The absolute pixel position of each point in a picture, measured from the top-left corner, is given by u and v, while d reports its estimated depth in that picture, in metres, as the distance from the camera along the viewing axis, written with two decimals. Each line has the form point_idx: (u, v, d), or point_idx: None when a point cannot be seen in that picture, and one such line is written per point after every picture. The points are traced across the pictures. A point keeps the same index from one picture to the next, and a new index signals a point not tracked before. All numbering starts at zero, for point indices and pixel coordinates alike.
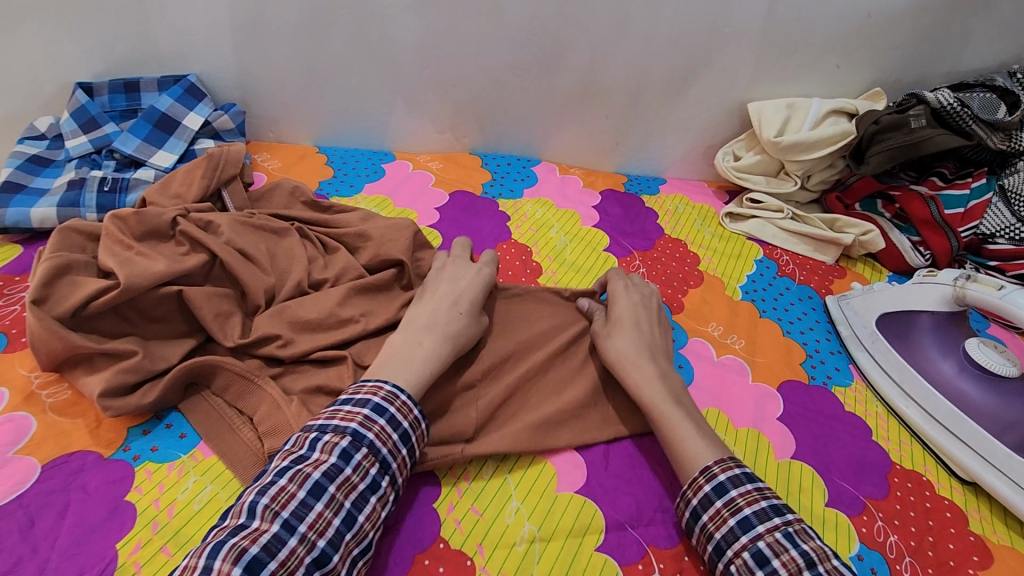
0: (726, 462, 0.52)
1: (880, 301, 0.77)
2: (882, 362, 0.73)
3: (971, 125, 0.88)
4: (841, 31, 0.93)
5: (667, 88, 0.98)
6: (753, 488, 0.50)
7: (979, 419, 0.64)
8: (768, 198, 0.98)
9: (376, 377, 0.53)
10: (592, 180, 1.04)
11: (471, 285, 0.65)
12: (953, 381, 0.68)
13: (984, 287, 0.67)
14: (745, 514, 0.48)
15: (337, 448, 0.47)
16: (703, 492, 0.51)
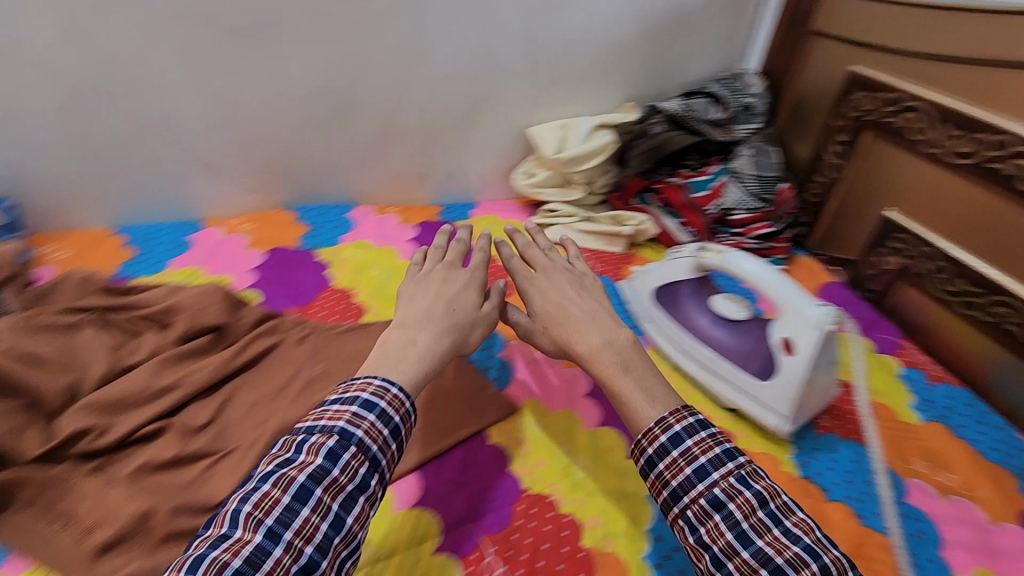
0: (681, 413, 0.57)
1: (649, 279, 0.91)
2: (663, 329, 0.89)
3: (698, 124, 1.09)
4: (589, 59, 1.10)
5: (457, 124, 1.08)
6: (710, 436, 0.54)
7: (729, 358, 0.80)
8: (562, 207, 1.13)
9: (365, 376, 0.57)
10: (409, 215, 1.11)
11: (466, 290, 0.70)
12: (708, 333, 0.84)
13: (713, 253, 0.83)
14: (700, 463, 0.53)
15: (324, 449, 0.50)
16: (660, 442, 0.55)
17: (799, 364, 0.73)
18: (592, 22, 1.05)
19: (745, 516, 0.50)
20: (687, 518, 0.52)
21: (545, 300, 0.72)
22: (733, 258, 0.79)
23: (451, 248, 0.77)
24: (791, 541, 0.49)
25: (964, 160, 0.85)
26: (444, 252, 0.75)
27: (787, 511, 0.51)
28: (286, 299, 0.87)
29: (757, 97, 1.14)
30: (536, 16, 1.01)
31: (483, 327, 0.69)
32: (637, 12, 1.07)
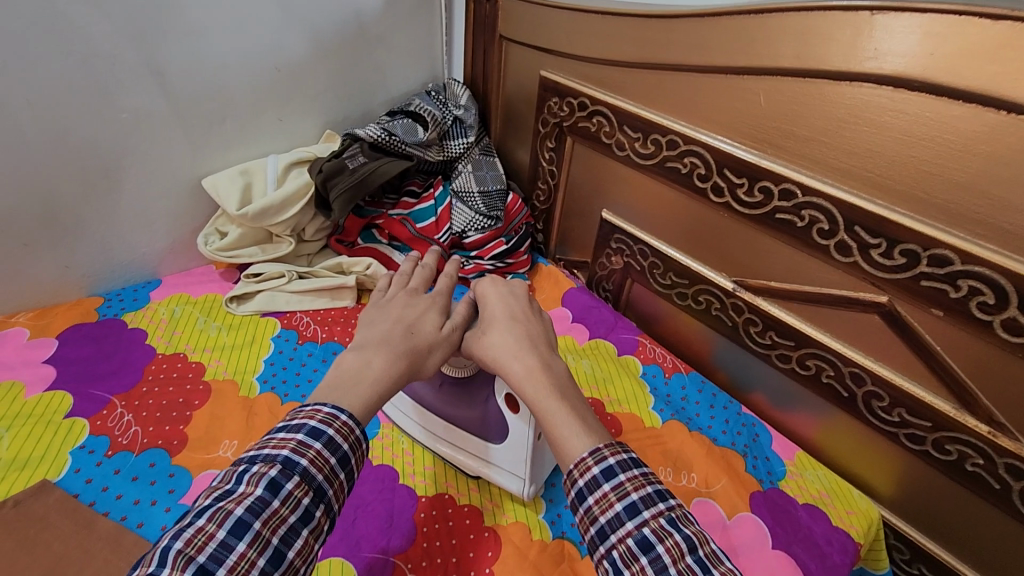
0: (615, 445, 0.50)
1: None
2: (396, 404, 0.74)
3: (405, 148, 0.99)
4: (256, 88, 0.92)
5: (93, 190, 0.84)
6: (611, 490, 0.46)
7: (465, 425, 0.70)
8: (268, 267, 0.94)
9: (313, 403, 0.50)
10: (47, 322, 0.83)
11: (426, 312, 0.63)
12: (437, 401, 0.70)
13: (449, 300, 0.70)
14: (633, 499, 0.45)
15: (265, 478, 0.43)
16: (591, 473, 0.48)
17: (523, 423, 0.64)
18: (243, 46, 0.88)
19: (674, 562, 0.42)
20: (614, 561, 0.44)
21: (492, 305, 0.65)
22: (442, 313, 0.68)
23: (409, 272, 0.71)
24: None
25: (648, 160, 0.87)
26: (409, 277, 0.70)
27: (715, 559, 0.43)
28: None
29: (465, 107, 1.07)
30: (155, 42, 0.80)
31: (443, 349, 0.62)
32: (300, 28, 0.92)
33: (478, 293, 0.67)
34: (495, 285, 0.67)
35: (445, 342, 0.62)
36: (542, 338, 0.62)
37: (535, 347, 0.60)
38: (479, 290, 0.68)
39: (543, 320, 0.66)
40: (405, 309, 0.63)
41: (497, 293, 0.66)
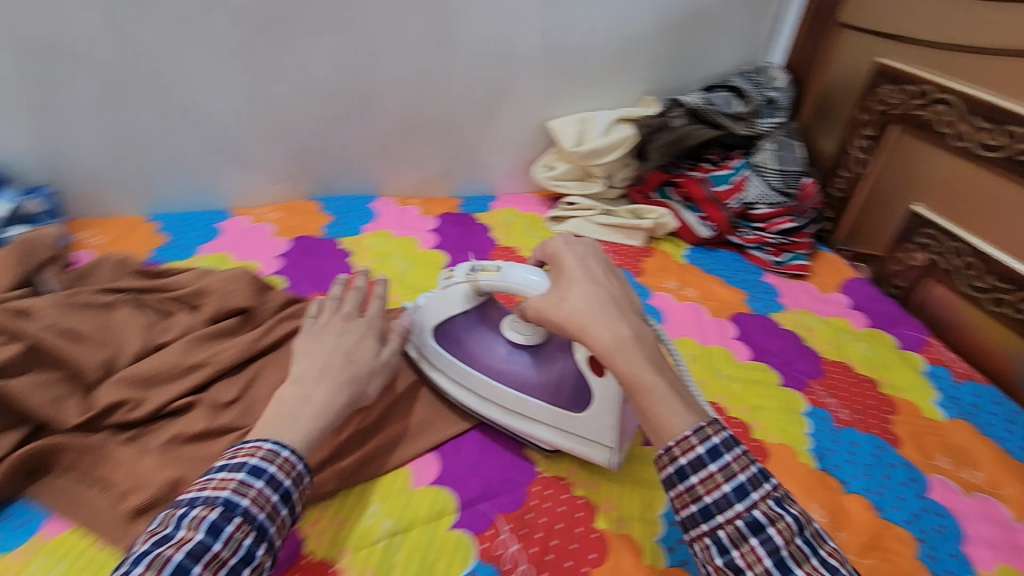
0: (716, 424, 0.49)
1: (428, 312, 0.71)
2: (452, 375, 0.71)
3: (719, 118, 1.08)
4: (609, 54, 1.07)
5: (479, 116, 1.08)
6: (717, 471, 0.47)
7: (529, 395, 0.66)
8: (581, 200, 1.13)
9: (257, 439, 0.52)
10: (430, 207, 1.13)
11: (364, 337, 0.63)
12: (511, 367, 0.68)
13: (488, 272, 0.65)
14: (740, 480, 0.47)
15: (206, 523, 0.45)
16: (695, 453, 0.48)
17: (610, 385, 0.61)
18: (613, 14, 1.03)
19: (784, 542, 0.44)
20: (722, 538, 0.46)
21: (572, 271, 0.60)
22: (513, 273, 0.62)
23: (341, 295, 0.69)
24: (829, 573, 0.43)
25: (992, 153, 0.85)
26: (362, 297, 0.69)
27: (820, 539, 0.46)
28: (309, 284, 0.90)
29: (781, 90, 1.12)
30: (553, 8, 0.99)
31: (382, 375, 0.63)
32: (656, 4, 1.05)
33: (550, 252, 0.64)
34: (570, 253, 0.62)
35: (383, 367, 0.63)
36: (622, 307, 0.56)
37: (624, 316, 0.55)
38: (551, 249, 0.64)
39: (623, 288, 0.59)
40: (341, 337, 0.62)
41: (570, 259, 0.61)
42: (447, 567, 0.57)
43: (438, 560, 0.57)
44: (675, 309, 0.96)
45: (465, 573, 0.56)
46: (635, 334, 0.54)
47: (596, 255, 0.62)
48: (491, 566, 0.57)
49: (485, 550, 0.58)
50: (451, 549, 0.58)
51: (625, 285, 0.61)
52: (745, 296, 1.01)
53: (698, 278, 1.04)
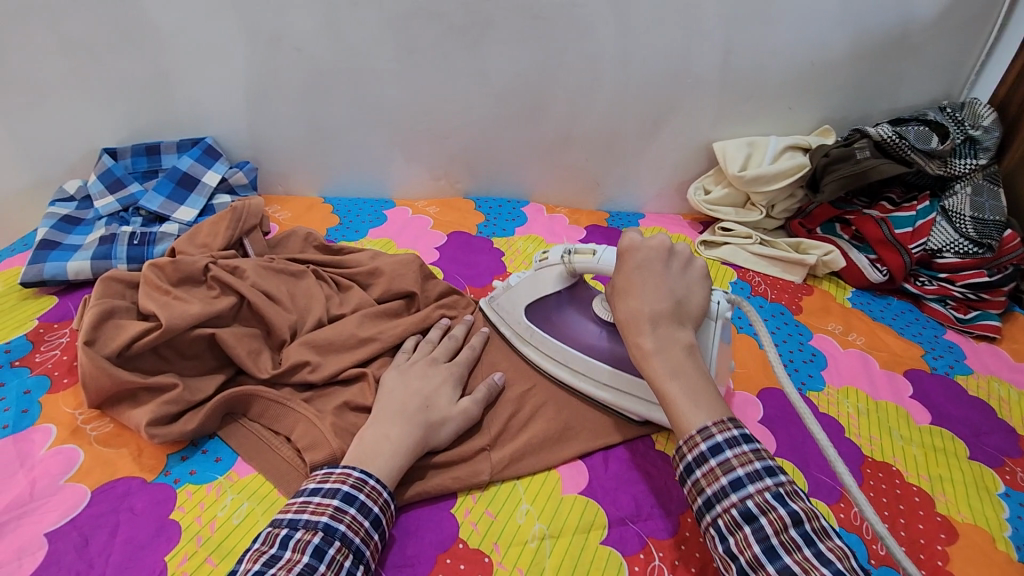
0: (725, 422, 0.50)
1: (522, 293, 0.74)
2: (545, 350, 0.72)
3: (910, 153, 0.99)
4: (788, 77, 1.02)
5: (641, 132, 1.07)
6: (717, 464, 0.48)
7: (629, 369, 0.67)
8: (738, 226, 1.08)
9: (345, 465, 0.55)
10: (577, 217, 1.13)
11: (443, 386, 0.65)
12: (605, 343, 0.69)
13: (584, 255, 0.67)
14: (737, 475, 0.48)
15: (311, 545, 0.47)
16: (699, 450, 0.49)
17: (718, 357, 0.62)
18: (798, 37, 0.98)
19: (775, 532, 0.45)
20: (720, 527, 0.47)
21: (633, 271, 0.57)
22: (609, 256, 0.64)
23: (437, 339, 0.73)
24: (821, 564, 0.42)
25: None
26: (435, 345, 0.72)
27: (824, 534, 0.44)
28: (463, 278, 0.93)
29: (985, 129, 1.00)
30: (738, 26, 0.96)
31: (456, 423, 0.63)
32: (851, 28, 0.98)
33: (618, 247, 0.60)
34: (634, 251, 0.57)
35: (459, 413, 0.64)
36: (665, 314, 0.54)
37: (657, 325, 0.54)
38: (624, 242, 0.59)
39: (673, 289, 0.56)
40: (423, 381, 0.65)
41: (636, 257, 0.57)
42: None
43: (589, 574, 0.56)
44: (837, 359, 0.87)
45: None
46: (664, 346, 0.53)
47: (664, 250, 0.58)
48: None
49: (637, 574, 0.56)
50: (602, 565, 0.56)
51: (683, 286, 0.57)
52: (922, 352, 0.90)
53: (865, 324, 0.95)
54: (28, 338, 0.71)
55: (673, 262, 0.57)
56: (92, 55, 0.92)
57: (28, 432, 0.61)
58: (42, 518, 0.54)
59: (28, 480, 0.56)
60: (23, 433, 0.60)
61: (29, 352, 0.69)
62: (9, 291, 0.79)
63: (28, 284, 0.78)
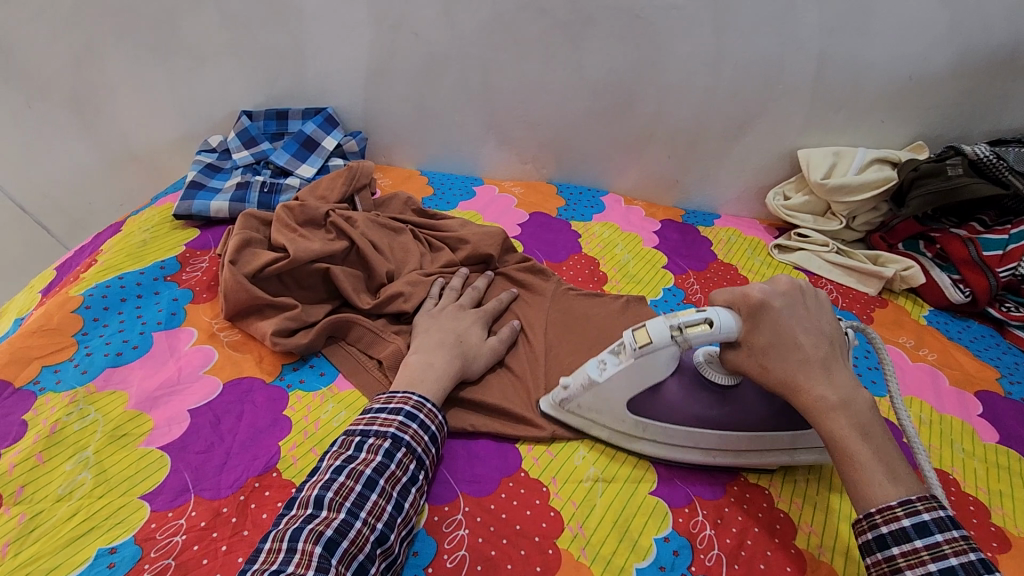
0: (931, 503, 0.48)
1: (616, 392, 0.63)
2: (659, 438, 0.65)
3: (1007, 174, 0.96)
4: (885, 91, 1.02)
5: (725, 135, 1.10)
6: (923, 546, 0.46)
7: (758, 427, 0.63)
8: (816, 234, 1.09)
9: (404, 390, 0.62)
10: (654, 211, 1.17)
11: (472, 327, 0.73)
12: (721, 412, 0.63)
13: (698, 328, 0.58)
14: (948, 558, 0.45)
15: (381, 449, 0.55)
16: (900, 525, 0.47)
17: None
18: (898, 51, 0.98)
19: None
20: None
21: (781, 327, 0.56)
22: (728, 322, 0.57)
23: (460, 288, 0.80)
24: None
25: None
26: (458, 293, 0.79)
27: None
28: (542, 253, 1.00)
29: None
30: (837, 37, 0.97)
31: (486, 357, 0.72)
32: (958, 44, 0.97)
33: (748, 303, 0.57)
34: (770, 305, 0.57)
35: (488, 351, 0.72)
36: (828, 363, 0.55)
37: (829, 373, 0.55)
38: (753, 296, 0.57)
39: (823, 335, 0.57)
40: (453, 322, 0.73)
41: (779, 310, 0.56)
42: (644, 526, 0.60)
43: (635, 517, 0.61)
44: (904, 372, 0.87)
45: (660, 536, 0.59)
46: (848, 399, 0.53)
47: (795, 294, 0.58)
48: (686, 540, 0.59)
49: (680, 524, 0.61)
50: (648, 511, 0.61)
51: (827, 325, 0.58)
52: (999, 375, 0.88)
53: (939, 343, 0.93)
54: (177, 259, 0.84)
55: (807, 304, 0.58)
56: (244, 29, 1.06)
57: (176, 331, 0.73)
58: (186, 398, 0.65)
59: (176, 367, 0.69)
60: (173, 331, 0.73)
61: (178, 270, 0.82)
62: (163, 221, 0.93)
63: (178, 217, 0.93)
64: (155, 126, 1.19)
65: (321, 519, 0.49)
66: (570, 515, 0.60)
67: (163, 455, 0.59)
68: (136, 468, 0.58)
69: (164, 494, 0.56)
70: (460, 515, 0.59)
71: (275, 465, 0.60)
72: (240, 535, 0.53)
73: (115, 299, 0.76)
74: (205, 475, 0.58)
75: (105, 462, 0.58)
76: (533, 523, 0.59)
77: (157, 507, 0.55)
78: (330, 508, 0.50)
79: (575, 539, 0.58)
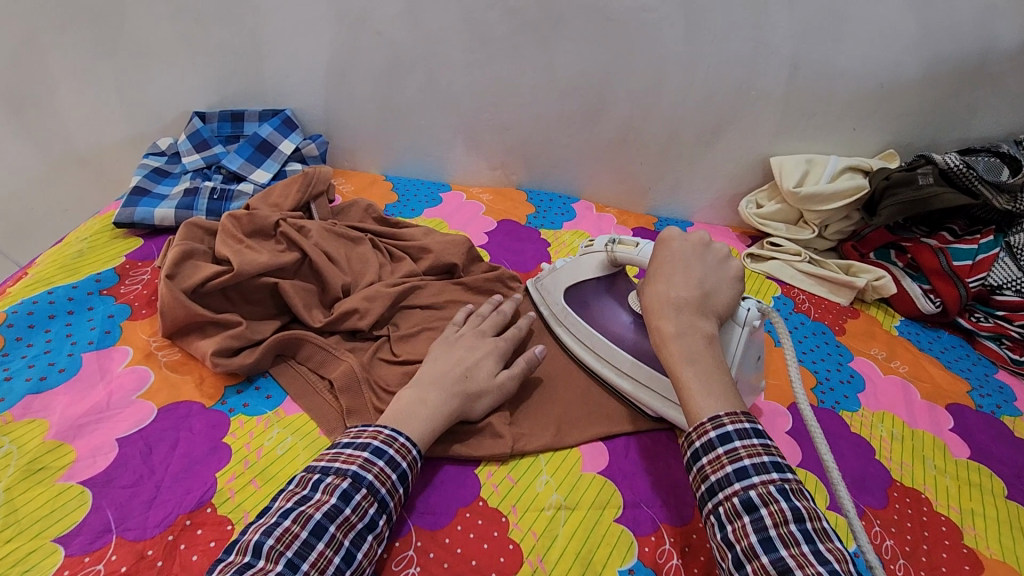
0: (738, 415, 0.50)
1: (563, 276, 0.77)
2: (575, 334, 0.75)
3: (976, 184, 0.95)
4: (856, 99, 1.01)
5: (697, 141, 1.07)
6: (724, 453, 0.49)
7: (650, 362, 0.68)
8: (788, 243, 1.07)
9: (378, 423, 0.57)
10: (625, 218, 1.15)
11: (487, 358, 0.67)
12: (633, 335, 0.70)
13: (625, 246, 0.69)
14: (743, 463, 0.48)
15: (338, 490, 0.50)
16: (709, 439, 0.50)
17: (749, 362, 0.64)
18: (870, 58, 0.97)
19: (774, 524, 0.44)
20: (718, 514, 0.48)
21: (665, 262, 0.61)
22: (647, 250, 0.66)
23: (486, 314, 0.74)
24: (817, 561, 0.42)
25: None
26: (483, 318, 0.73)
27: (824, 536, 0.43)
28: (509, 262, 0.97)
29: None
30: (808, 44, 0.95)
31: (495, 395, 0.66)
32: (927, 52, 0.96)
33: (655, 243, 0.64)
34: (669, 245, 0.62)
35: (498, 387, 0.66)
36: (689, 302, 0.57)
37: (681, 311, 0.56)
38: (661, 237, 0.63)
39: (702, 280, 0.59)
40: (466, 353, 0.67)
41: (671, 247, 0.61)
42: (607, 558, 0.57)
43: (599, 549, 0.58)
44: (875, 386, 0.85)
45: (624, 569, 0.56)
46: (684, 329, 0.55)
47: (699, 246, 0.61)
48: (652, 572, 0.56)
49: (646, 554, 0.57)
50: (613, 541, 0.58)
51: (713, 280, 0.59)
52: (970, 388, 0.87)
53: (910, 354, 0.92)
54: (116, 272, 0.79)
55: (708, 258, 0.61)
56: (195, 25, 1.01)
57: (109, 350, 0.68)
58: (115, 425, 0.60)
59: (105, 390, 0.63)
60: (105, 351, 0.67)
61: (116, 284, 0.77)
62: (103, 229, 0.87)
63: (119, 224, 0.87)
64: (101, 126, 1.13)
65: (256, 572, 0.44)
66: (530, 547, 0.57)
67: (84, 490, 0.54)
68: (51, 507, 0.53)
69: (82, 536, 0.51)
70: (412, 551, 0.55)
71: (210, 500, 0.55)
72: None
73: (42, 317, 0.70)
74: (130, 514, 0.53)
75: (17, 499, 0.53)
76: (489, 558, 0.55)
77: (72, 551, 0.50)
78: (267, 563, 0.45)
79: (535, 575, 0.55)
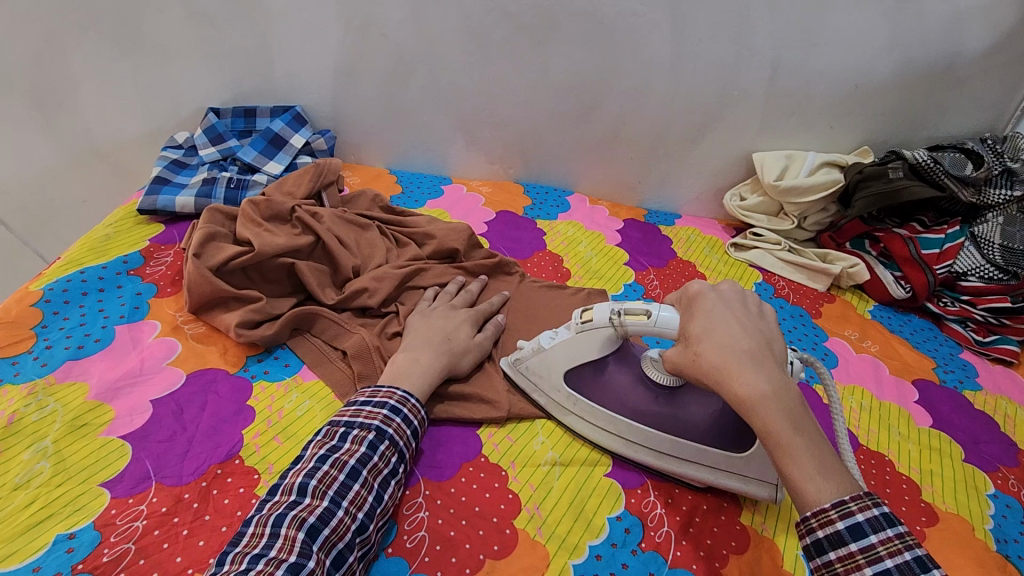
0: (864, 500, 0.44)
1: (558, 357, 0.68)
2: (591, 420, 0.68)
3: (943, 178, 1.03)
4: (832, 98, 1.08)
5: (685, 138, 1.14)
6: (858, 549, 0.43)
7: (691, 438, 0.63)
8: (769, 233, 1.14)
9: (390, 384, 0.63)
10: (618, 211, 1.21)
11: (462, 324, 0.75)
12: (659, 409, 0.65)
13: (636, 317, 0.61)
14: (886, 566, 0.42)
15: (366, 440, 0.57)
16: (835, 530, 0.43)
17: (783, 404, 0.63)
18: (845, 60, 1.03)
19: None
20: None
21: (712, 314, 0.53)
22: (667, 322, 0.57)
23: (455, 291, 0.82)
24: None
25: None
26: (452, 295, 0.81)
27: None
28: (507, 250, 1.03)
29: None
30: (787, 47, 1.02)
31: (474, 354, 0.73)
32: (898, 55, 1.03)
33: (688, 293, 0.57)
34: (708, 296, 0.55)
35: (476, 348, 0.74)
36: (759, 355, 0.49)
37: (762, 367, 0.48)
38: (692, 288, 0.57)
39: (761, 331, 0.52)
40: (444, 321, 0.74)
41: (711, 300, 0.55)
42: (597, 507, 0.63)
43: (590, 499, 0.64)
44: (847, 362, 0.92)
45: (613, 516, 0.62)
46: (776, 391, 0.47)
47: (737, 296, 0.55)
48: (637, 518, 0.62)
49: (632, 504, 0.64)
50: (602, 493, 0.64)
51: (768, 329, 0.53)
52: (935, 365, 0.94)
53: (881, 335, 0.99)
54: (141, 254, 0.84)
55: (753, 306, 0.54)
56: (212, 26, 1.07)
57: (139, 323, 0.73)
58: (149, 388, 0.66)
59: (138, 358, 0.69)
60: (136, 324, 0.73)
61: (142, 265, 0.82)
62: (127, 216, 0.93)
63: (142, 211, 0.93)
64: (119, 121, 1.18)
65: (304, 507, 0.51)
66: (528, 497, 0.63)
67: (124, 443, 0.60)
68: (95, 457, 0.58)
69: (125, 482, 0.56)
70: (421, 499, 0.61)
71: (238, 453, 0.61)
72: (202, 519, 0.54)
73: (75, 293, 0.76)
74: (167, 463, 0.59)
75: (64, 451, 0.58)
76: (491, 505, 0.61)
77: (117, 494, 0.55)
78: (312, 500, 0.51)
79: (532, 520, 0.61)
